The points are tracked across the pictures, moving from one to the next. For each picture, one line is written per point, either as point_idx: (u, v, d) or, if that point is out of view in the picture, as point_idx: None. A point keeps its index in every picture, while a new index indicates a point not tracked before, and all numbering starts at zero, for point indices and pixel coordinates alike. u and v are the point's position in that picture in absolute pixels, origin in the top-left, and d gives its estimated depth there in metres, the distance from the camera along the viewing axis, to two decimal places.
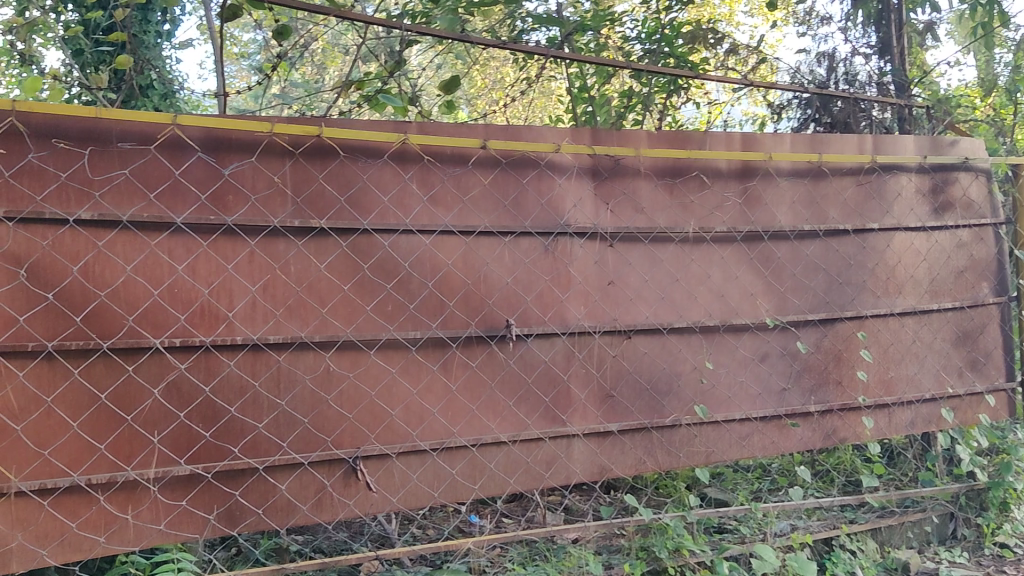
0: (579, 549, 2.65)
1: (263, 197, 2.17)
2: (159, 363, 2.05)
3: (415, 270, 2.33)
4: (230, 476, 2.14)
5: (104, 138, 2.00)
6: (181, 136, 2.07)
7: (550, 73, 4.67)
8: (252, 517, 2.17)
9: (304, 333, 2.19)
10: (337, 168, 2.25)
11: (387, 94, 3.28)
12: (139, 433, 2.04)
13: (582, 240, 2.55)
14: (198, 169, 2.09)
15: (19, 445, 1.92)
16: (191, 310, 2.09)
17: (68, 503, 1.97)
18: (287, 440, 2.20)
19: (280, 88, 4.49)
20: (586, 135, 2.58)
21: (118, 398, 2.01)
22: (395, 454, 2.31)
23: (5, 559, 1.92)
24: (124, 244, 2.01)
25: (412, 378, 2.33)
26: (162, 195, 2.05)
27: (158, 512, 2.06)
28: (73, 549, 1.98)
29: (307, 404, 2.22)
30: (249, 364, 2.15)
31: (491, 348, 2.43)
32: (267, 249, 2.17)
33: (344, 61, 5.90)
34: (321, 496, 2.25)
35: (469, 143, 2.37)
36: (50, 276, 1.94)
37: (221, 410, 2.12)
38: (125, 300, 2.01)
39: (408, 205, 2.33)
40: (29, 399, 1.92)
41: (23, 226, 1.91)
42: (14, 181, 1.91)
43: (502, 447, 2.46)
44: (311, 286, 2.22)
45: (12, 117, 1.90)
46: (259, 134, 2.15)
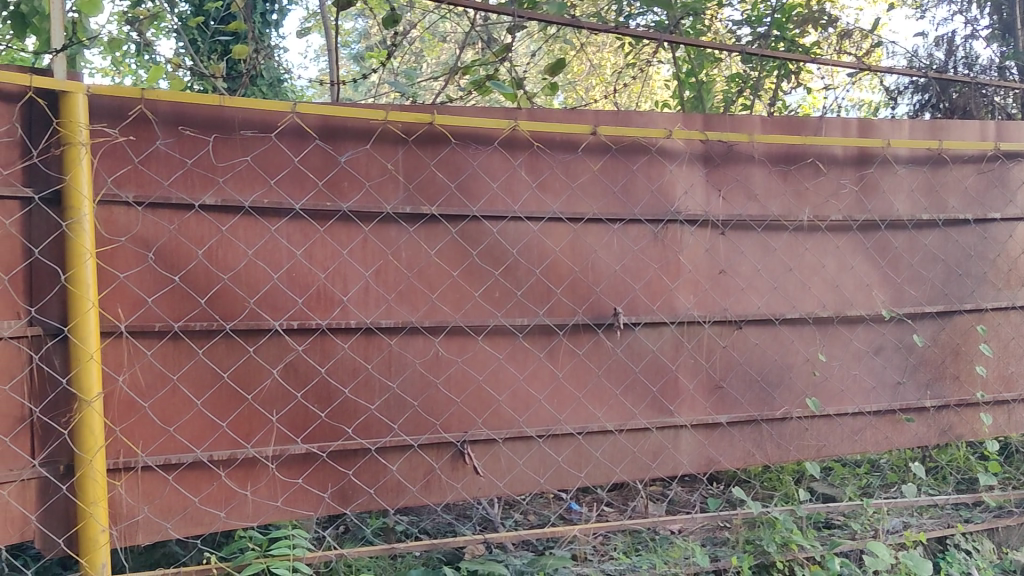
0: (684, 541, 2.63)
1: (376, 183, 2.20)
2: (278, 344, 2.11)
3: (523, 257, 2.34)
4: (344, 456, 2.19)
5: (227, 126, 2.05)
6: (300, 124, 2.11)
7: (655, 59, 4.60)
8: (363, 497, 2.21)
9: (415, 317, 2.23)
10: (448, 155, 2.26)
11: (495, 80, 3.27)
12: (258, 412, 2.10)
13: (692, 227, 2.52)
14: (315, 156, 2.14)
15: (145, 421, 1.99)
16: (308, 294, 2.14)
17: (191, 478, 2.04)
18: (398, 422, 2.24)
19: (388, 77, 4.55)
20: (698, 120, 2.53)
21: (238, 377, 2.07)
22: (502, 440, 2.33)
23: (132, 530, 1.99)
24: (245, 229, 2.07)
25: (519, 364, 2.34)
26: (282, 181, 2.11)
27: (275, 489, 2.12)
28: (195, 522, 2.05)
29: (416, 388, 2.25)
30: (362, 348, 2.19)
31: (599, 336, 2.42)
32: (380, 235, 2.20)
33: (446, 48, 5.93)
34: (430, 478, 2.28)
35: (578, 129, 2.33)
36: (176, 260, 2.01)
37: (336, 392, 2.17)
38: (246, 283, 2.07)
39: (516, 191, 2.34)
40: (156, 376, 2.00)
41: (151, 210, 1.98)
42: (142, 167, 1.98)
43: (609, 436, 2.45)
44: (421, 271, 2.24)
45: (140, 105, 1.96)
46: (372, 121, 2.18)
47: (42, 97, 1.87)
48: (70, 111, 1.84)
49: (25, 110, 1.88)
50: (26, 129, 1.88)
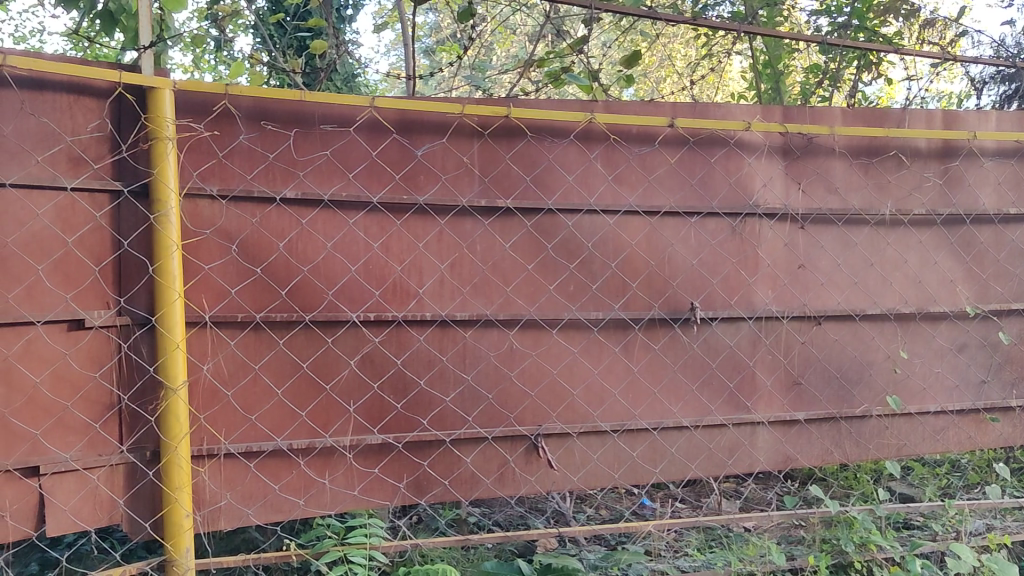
0: (759, 539, 2.59)
1: (452, 176, 2.21)
2: (355, 336, 2.13)
3: (599, 251, 2.33)
4: (419, 447, 2.21)
5: (307, 121, 2.08)
6: (378, 118, 2.13)
7: (730, 50, 4.53)
8: (438, 488, 2.23)
9: (489, 310, 2.24)
10: (523, 148, 2.27)
11: (570, 72, 3.26)
12: (336, 402, 2.13)
13: (771, 221, 2.48)
14: (392, 150, 2.16)
15: (228, 409, 2.04)
16: (385, 286, 2.16)
17: (272, 466, 2.08)
18: (473, 414, 2.25)
19: (461, 72, 4.57)
20: (778, 112, 2.49)
21: (317, 367, 2.11)
22: (577, 434, 2.32)
23: (215, 516, 2.04)
24: (325, 222, 2.10)
25: (594, 358, 2.33)
26: (360, 175, 2.13)
27: (352, 478, 2.15)
28: (275, 510, 2.09)
29: (491, 381, 2.26)
30: (437, 340, 2.21)
31: (675, 331, 2.40)
32: (455, 228, 2.21)
33: (518, 40, 5.93)
34: (504, 470, 2.29)
35: (655, 122, 2.29)
36: (258, 252, 2.04)
37: (411, 383, 2.19)
38: (324, 275, 2.10)
39: (593, 184, 2.33)
40: (238, 365, 2.04)
41: (234, 204, 2.02)
42: (226, 161, 2.02)
43: (684, 431, 2.43)
44: (496, 265, 2.25)
45: (224, 100, 2.00)
46: (449, 115, 2.19)
47: (131, 93, 1.92)
48: (157, 106, 1.89)
49: (115, 106, 1.93)
50: (116, 124, 1.93)
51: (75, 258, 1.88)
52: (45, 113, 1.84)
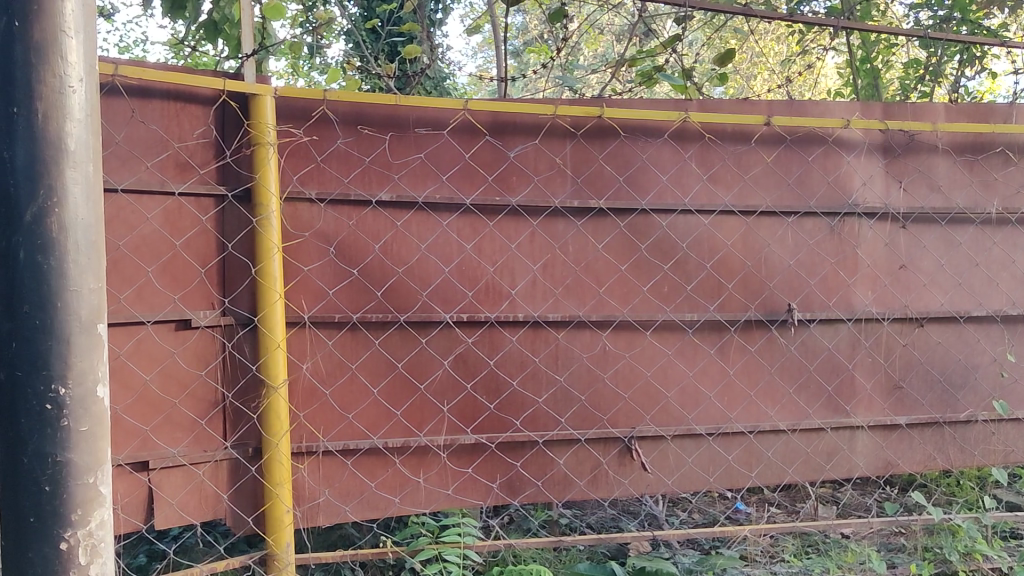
0: (858, 546, 2.53)
1: (544, 177, 2.21)
2: (448, 336, 2.16)
3: (693, 251, 2.31)
4: (512, 447, 2.21)
5: (402, 124, 2.11)
6: (471, 120, 2.15)
7: (824, 46, 4.43)
8: (531, 489, 2.24)
9: (582, 311, 2.23)
10: (617, 148, 2.26)
11: (663, 70, 3.22)
12: (430, 401, 2.15)
13: (871, 221, 2.42)
14: (485, 152, 2.17)
15: (326, 408, 2.08)
16: (478, 287, 2.18)
17: (368, 464, 2.11)
18: (565, 416, 2.25)
19: (550, 73, 4.57)
20: (878, 109, 2.43)
21: (411, 367, 2.13)
22: (671, 436, 2.30)
23: (313, 512, 2.08)
24: (419, 224, 2.13)
25: (689, 360, 2.31)
26: (454, 177, 2.15)
27: (446, 477, 2.17)
28: (371, 507, 2.12)
29: (584, 382, 2.25)
30: (530, 341, 2.21)
31: (772, 333, 2.36)
32: (548, 229, 2.22)
33: (607, 40, 5.90)
34: (597, 472, 2.28)
35: (751, 120, 2.28)
36: (354, 254, 2.08)
37: (504, 384, 2.20)
38: (418, 276, 2.13)
39: (687, 183, 2.31)
40: (336, 365, 2.08)
41: (332, 207, 2.06)
42: (324, 165, 2.07)
43: (781, 435, 2.38)
44: (589, 266, 2.25)
45: (323, 106, 2.05)
46: (542, 116, 2.19)
47: (234, 100, 1.98)
48: (259, 112, 1.95)
49: (219, 112, 1.99)
50: (220, 130, 1.99)
51: (182, 260, 1.95)
52: (154, 121, 1.91)
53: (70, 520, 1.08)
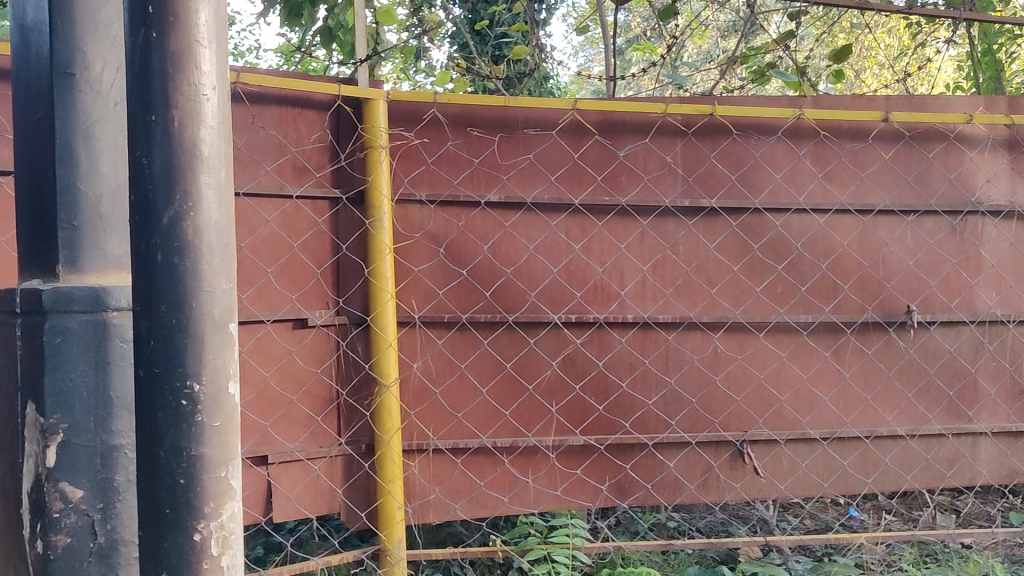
0: (981, 557, 2.45)
1: (654, 177, 2.20)
2: (557, 337, 2.16)
3: (808, 251, 2.26)
4: (621, 449, 2.20)
5: (511, 125, 2.12)
6: (581, 121, 2.15)
7: (941, 39, 4.28)
8: (640, 491, 2.21)
9: (693, 313, 2.21)
10: (728, 146, 2.23)
11: (776, 67, 3.16)
12: (539, 402, 2.16)
13: (996, 219, 2.33)
14: (594, 152, 2.17)
15: (436, 407, 2.10)
16: (587, 288, 2.17)
17: (477, 463, 2.12)
18: (675, 418, 2.23)
19: (657, 72, 4.53)
20: (1003, 103, 2.33)
21: (520, 367, 2.14)
22: (784, 441, 2.25)
23: (424, 509, 2.10)
24: (528, 224, 2.14)
25: (802, 363, 2.26)
26: (562, 177, 2.16)
27: (554, 478, 2.16)
28: (480, 505, 2.13)
29: (695, 384, 2.23)
30: (639, 342, 2.20)
31: (889, 334, 2.29)
32: (658, 229, 2.20)
33: (714, 37, 5.81)
34: (708, 476, 2.24)
35: (869, 116, 2.21)
36: (464, 255, 2.11)
37: (613, 385, 2.19)
38: (527, 277, 2.14)
39: (801, 182, 2.26)
40: (445, 364, 2.10)
41: (442, 208, 2.09)
42: (435, 167, 2.09)
43: (899, 440, 2.30)
44: (700, 266, 2.22)
45: (433, 109, 2.07)
46: (652, 115, 2.18)
47: (348, 105, 2.03)
48: (372, 116, 1.99)
49: (334, 117, 2.05)
50: (335, 134, 2.05)
51: (299, 261, 2.01)
52: (272, 126, 1.97)
53: (203, 511, 0.85)
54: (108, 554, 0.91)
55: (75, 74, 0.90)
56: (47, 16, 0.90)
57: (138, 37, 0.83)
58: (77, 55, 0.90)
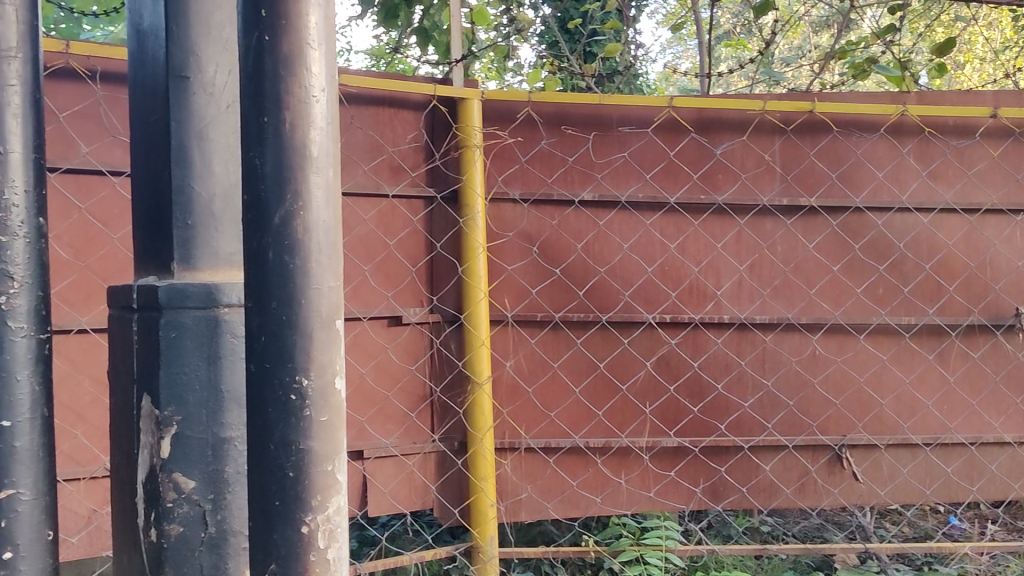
0: None
1: (752, 175, 2.16)
2: (652, 337, 2.14)
3: (911, 251, 2.20)
4: (716, 452, 2.17)
5: (606, 123, 2.11)
6: (677, 118, 2.13)
7: None
8: (736, 495, 2.18)
9: (791, 313, 2.17)
10: (829, 143, 2.18)
11: (876, 61, 3.08)
12: (633, 403, 2.14)
13: None
14: (690, 149, 2.15)
15: (529, 406, 2.10)
16: (682, 288, 2.15)
17: (570, 463, 2.12)
18: (772, 421, 2.19)
19: (750, 69, 4.46)
20: None
21: (614, 367, 2.13)
22: (885, 446, 2.19)
23: (516, 507, 2.10)
24: (622, 223, 2.13)
25: (904, 366, 2.20)
26: (657, 176, 2.14)
27: (648, 479, 2.15)
28: (572, 505, 2.12)
29: (792, 387, 2.19)
30: (735, 343, 2.17)
31: (997, 338, 2.21)
32: (756, 228, 2.17)
33: (807, 32, 5.69)
34: (805, 480, 2.19)
35: (976, 112, 2.14)
36: (558, 253, 2.11)
37: (708, 387, 2.16)
38: (621, 276, 2.13)
39: (904, 180, 2.20)
40: (538, 363, 2.10)
41: (536, 207, 2.09)
42: (529, 166, 2.09)
43: (1006, 448, 2.23)
44: (799, 266, 2.18)
45: (528, 108, 2.07)
46: (750, 113, 2.14)
47: (444, 104, 2.04)
48: (466, 116, 2.00)
49: (429, 117, 2.07)
50: (429, 134, 2.06)
51: (394, 259, 2.03)
52: (370, 126, 1.99)
53: (310, 504, 0.86)
54: (218, 544, 0.93)
55: (190, 77, 0.93)
56: (164, 21, 0.93)
57: (252, 40, 0.84)
58: (192, 58, 0.93)
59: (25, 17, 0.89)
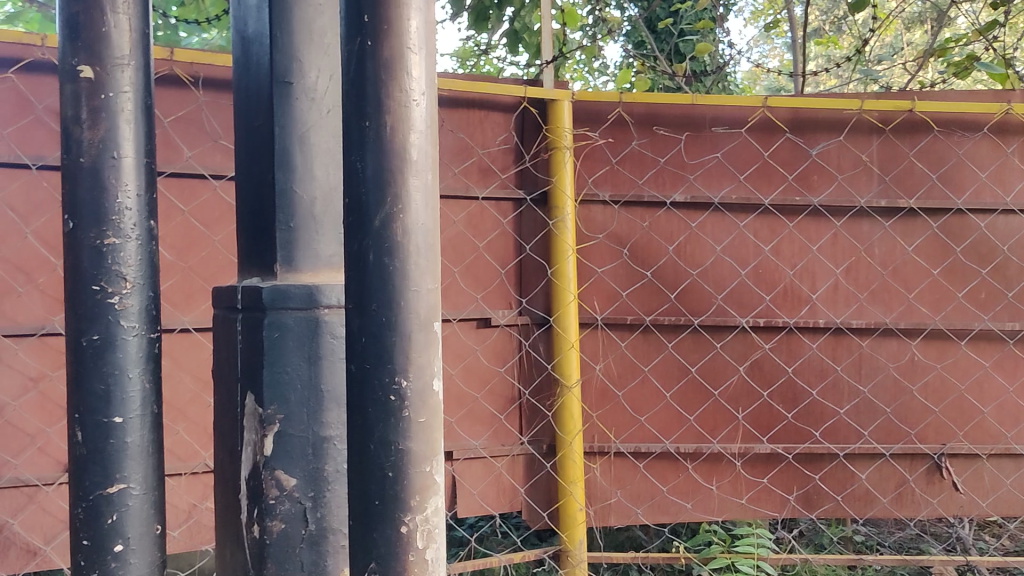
0: None
1: (849, 176, 2.12)
2: (745, 341, 2.11)
3: (1015, 254, 2.13)
4: (810, 460, 2.13)
5: (698, 124, 2.09)
6: (771, 119, 2.10)
7: None
8: (830, 504, 2.13)
9: (889, 318, 2.11)
10: (929, 143, 2.12)
11: (979, 59, 2.99)
12: (725, 408, 2.12)
13: None
14: (785, 150, 2.11)
15: (619, 409, 2.09)
16: (776, 291, 2.12)
17: (660, 468, 2.10)
18: (868, 429, 2.14)
19: (843, 67, 4.36)
20: None
21: (706, 372, 2.11)
22: (987, 455, 2.11)
23: (605, 512, 2.09)
24: (714, 225, 2.11)
25: (1007, 373, 2.12)
26: (751, 177, 2.11)
27: (739, 486, 2.12)
28: (662, 511, 2.10)
29: (890, 394, 2.13)
30: (831, 348, 2.12)
31: None
32: (852, 230, 2.12)
33: (903, 29, 5.54)
34: (902, 490, 2.13)
35: None
36: (649, 255, 2.09)
37: (803, 393, 2.12)
38: (713, 279, 2.11)
39: (1008, 181, 2.13)
40: (628, 366, 2.09)
41: (626, 209, 2.08)
42: (619, 167, 2.08)
43: None
44: (897, 269, 2.12)
45: (619, 108, 2.06)
46: (846, 112, 2.10)
47: (534, 106, 2.05)
48: (556, 117, 1.99)
49: (519, 119, 2.07)
50: (520, 136, 2.07)
51: (484, 261, 2.05)
52: (460, 129, 2.01)
53: (409, 504, 0.86)
54: (319, 542, 0.95)
55: (293, 82, 0.94)
56: (268, 28, 0.95)
57: (355, 45, 0.85)
58: (295, 64, 0.94)
59: (137, 25, 0.92)
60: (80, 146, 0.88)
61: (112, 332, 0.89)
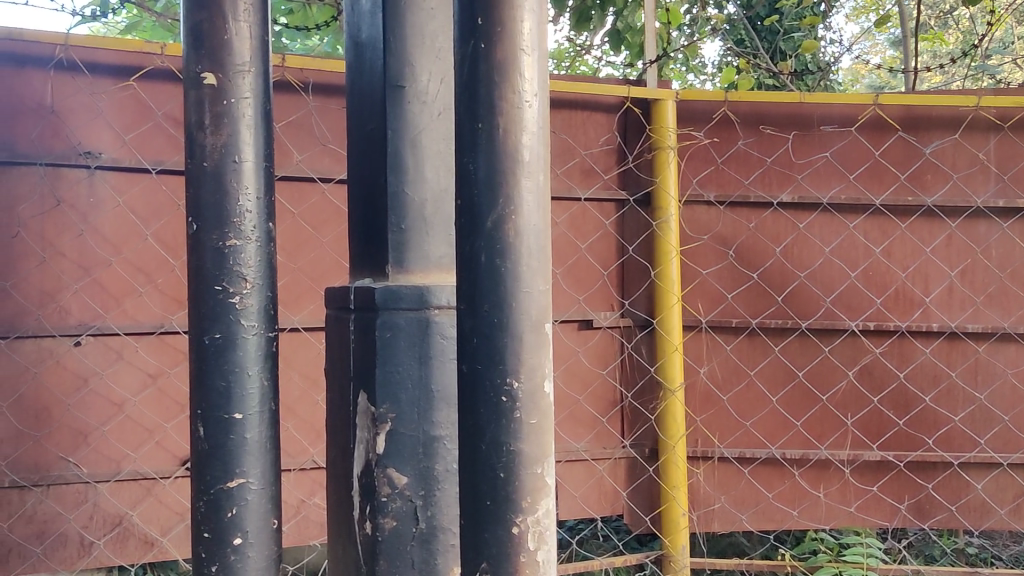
0: None
1: (965, 175, 2.04)
2: (854, 346, 2.06)
3: None
4: (923, 467, 2.05)
5: (806, 122, 2.05)
6: (882, 117, 2.05)
7: None
8: (943, 514, 2.05)
9: (1007, 322, 2.03)
10: None
11: None
12: (833, 413, 2.07)
13: None
14: (896, 148, 2.05)
15: (723, 414, 2.06)
16: (887, 294, 2.06)
17: (765, 474, 2.06)
18: (985, 437, 2.06)
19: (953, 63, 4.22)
20: None
21: (813, 376, 2.06)
22: None
23: (709, 517, 2.07)
24: (823, 226, 2.06)
25: None
26: (861, 176, 2.05)
27: (847, 494, 2.06)
28: (768, 518, 2.07)
29: (1007, 401, 2.05)
30: (945, 353, 2.05)
31: None
32: (968, 231, 2.05)
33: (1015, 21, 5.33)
34: (1021, 501, 2.04)
35: None
36: (755, 257, 2.06)
37: (914, 399, 2.06)
38: (822, 282, 2.06)
39: None
40: (732, 370, 2.06)
41: (731, 210, 2.05)
42: (725, 167, 2.05)
43: None
44: (1016, 272, 2.04)
45: (724, 108, 2.03)
46: (961, 109, 2.02)
47: (638, 106, 2.03)
48: (660, 116, 1.97)
49: (622, 119, 2.06)
50: (623, 136, 2.06)
51: (586, 263, 2.05)
52: (563, 130, 2.01)
53: (521, 505, 0.86)
54: (430, 539, 0.96)
55: (405, 86, 0.96)
56: (382, 33, 0.96)
57: (468, 48, 0.85)
58: (407, 68, 0.96)
59: (257, 32, 0.94)
60: (203, 150, 0.91)
61: (233, 330, 0.92)
